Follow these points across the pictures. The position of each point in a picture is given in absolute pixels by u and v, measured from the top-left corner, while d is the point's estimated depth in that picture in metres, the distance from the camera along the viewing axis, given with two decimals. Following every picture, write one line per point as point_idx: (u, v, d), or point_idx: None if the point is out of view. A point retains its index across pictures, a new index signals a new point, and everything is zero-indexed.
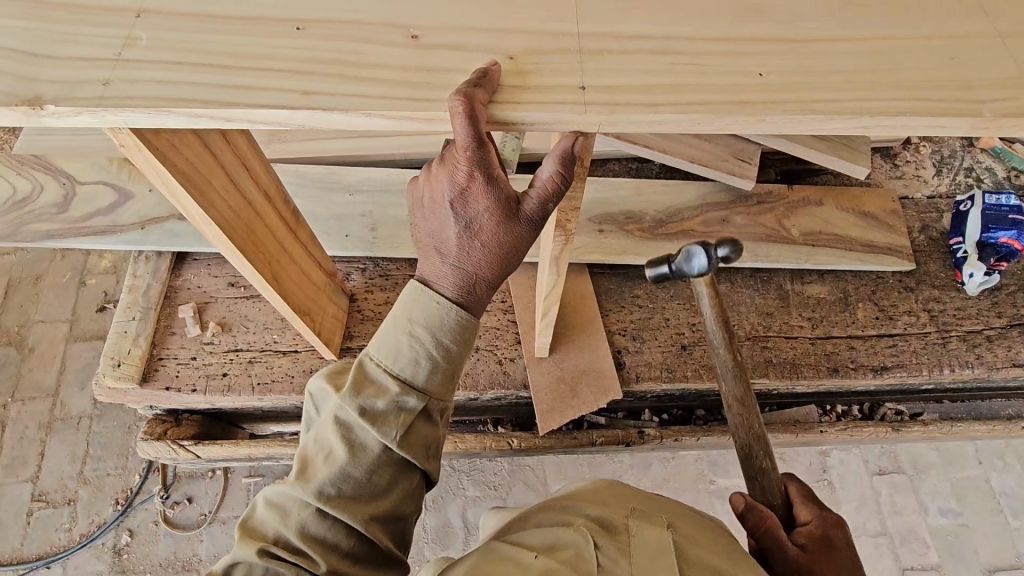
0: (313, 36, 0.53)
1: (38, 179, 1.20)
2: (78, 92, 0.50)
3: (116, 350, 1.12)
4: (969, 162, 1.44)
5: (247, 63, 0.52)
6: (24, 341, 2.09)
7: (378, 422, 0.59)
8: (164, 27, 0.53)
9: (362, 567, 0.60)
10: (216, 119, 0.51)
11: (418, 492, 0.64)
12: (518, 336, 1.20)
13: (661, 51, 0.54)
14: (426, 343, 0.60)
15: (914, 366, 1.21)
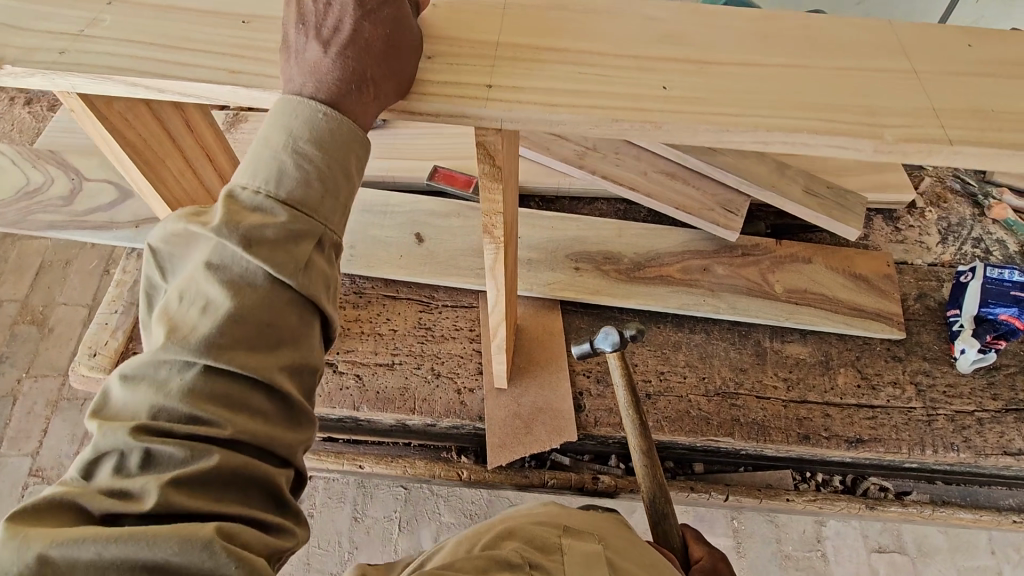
0: (256, 30, 0.60)
1: (52, 174, 1.30)
2: (36, 56, 0.59)
3: (94, 340, 1.18)
4: (978, 232, 1.38)
5: (187, 45, 0.58)
6: (45, 321, 2.20)
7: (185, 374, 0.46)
8: (129, 15, 0.60)
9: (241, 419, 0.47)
10: (151, 88, 0.58)
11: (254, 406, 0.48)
12: (480, 366, 1.20)
13: (567, 73, 0.56)
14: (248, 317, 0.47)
15: (893, 442, 1.14)
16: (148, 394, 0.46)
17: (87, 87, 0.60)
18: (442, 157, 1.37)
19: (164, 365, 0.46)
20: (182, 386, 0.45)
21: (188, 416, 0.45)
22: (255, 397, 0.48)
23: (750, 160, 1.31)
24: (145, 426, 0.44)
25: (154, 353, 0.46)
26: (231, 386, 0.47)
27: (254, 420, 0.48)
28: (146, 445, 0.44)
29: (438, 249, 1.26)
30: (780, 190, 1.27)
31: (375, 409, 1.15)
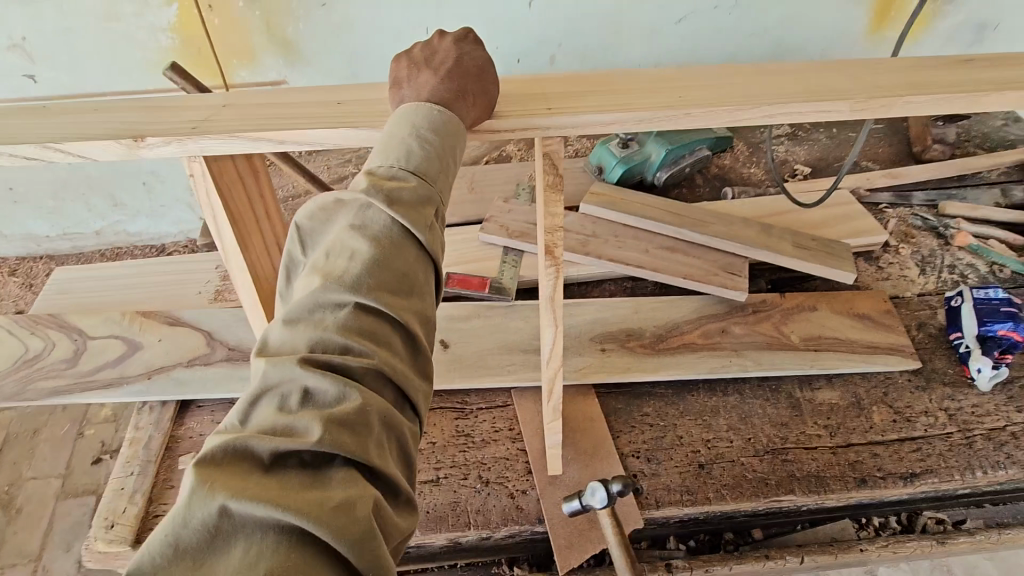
0: (353, 106, 0.71)
1: (52, 337, 1.25)
2: (170, 131, 0.68)
3: (111, 509, 1.08)
4: (950, 260, 1.51)
5: (300, 116, 0.69)
6: (11, 502, 1.83)
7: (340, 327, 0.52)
8: (242, 106, 0.71)
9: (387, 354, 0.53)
10: (272, 141, 0.69)
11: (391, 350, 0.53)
12: (528, 465, 1.16)
13: (612, 104, 0.73)
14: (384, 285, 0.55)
15: (945, 471, 1.15)
16: (310, 332, 0.52)
17: (206, 150, 0.69)
18: (452, 263, 1.42)
19: (322, 307, 0.53)
20: (340, 321, 0.52)
21: (348, 349, 0.50)
22: (398, 340, 0.54)
23: (737, 227, 1.42)
24: (312, 359, 0.49)
25: (313, 298, 0.53)
26: (377, 327, 0.53)
27: (393, 358, 0.53)
28: (309, 380, 0.48)
29: (466, 352, 1.27)
30: (771, 246, 1.38)
31: (427, 533, 1.08)
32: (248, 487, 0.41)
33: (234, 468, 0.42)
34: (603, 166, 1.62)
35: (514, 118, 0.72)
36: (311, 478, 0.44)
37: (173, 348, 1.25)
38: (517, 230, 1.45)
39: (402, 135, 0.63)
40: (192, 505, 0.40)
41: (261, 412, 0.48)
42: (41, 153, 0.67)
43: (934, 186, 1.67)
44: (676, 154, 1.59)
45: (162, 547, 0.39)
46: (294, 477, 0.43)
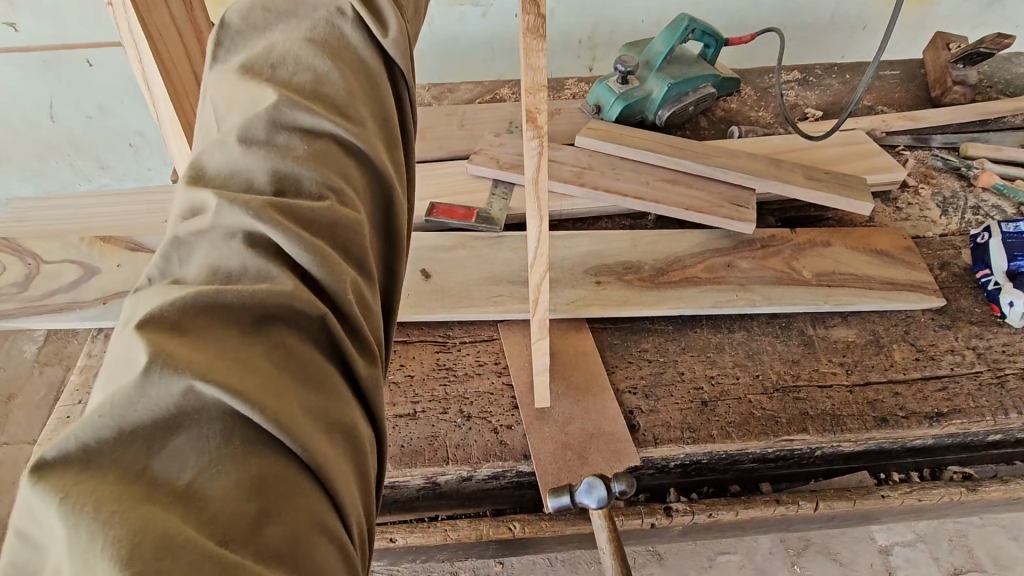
0: None
1: (3, 261, 1.16)
2: None
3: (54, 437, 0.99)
4: (974, 201, 1.40)
5: None
6: None
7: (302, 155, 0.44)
8: None
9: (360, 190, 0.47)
10: None
11: (360, 186, 0.47)
12: (514, 400, 1.06)
13: None
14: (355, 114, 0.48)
15: (974, 411, 1.04)
16: (267, 172, 0.43)
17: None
18: (437, 195, 1.32)
19: (283, 132, 0.44)
20: (302, 156, 0.44)
21: (313, 193, 0.43)
22: (366, 187, 0.47)
23: (744, 159, 1.31)
24: (274, 203, 0.41)
25: (269, 119, 0.45)
26: (346, 170, 0.46)
27: (363, 195, 0.47)
28: (271, 227, 0.40)
29: (448, 282, 1.17)
30: (782, 176, 1.27)
31: (400, 468, 0.97)
32: (210, 362, 0.35)
33: (190, 337, 0.36)
34: (601, 104, 1.52)
35: None
36: (281, 352, 0.38)
37: (132, 274, 1.16)
38: (507, 162, 1.35)
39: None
40: (144, 384, 0.33)
41: (210, 260, 0.40)
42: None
43: (956, 130, 1.56)
44: (679, 90, 1.49)
45: (101, 423, 0.32)
46: (261, 349, 0.38)
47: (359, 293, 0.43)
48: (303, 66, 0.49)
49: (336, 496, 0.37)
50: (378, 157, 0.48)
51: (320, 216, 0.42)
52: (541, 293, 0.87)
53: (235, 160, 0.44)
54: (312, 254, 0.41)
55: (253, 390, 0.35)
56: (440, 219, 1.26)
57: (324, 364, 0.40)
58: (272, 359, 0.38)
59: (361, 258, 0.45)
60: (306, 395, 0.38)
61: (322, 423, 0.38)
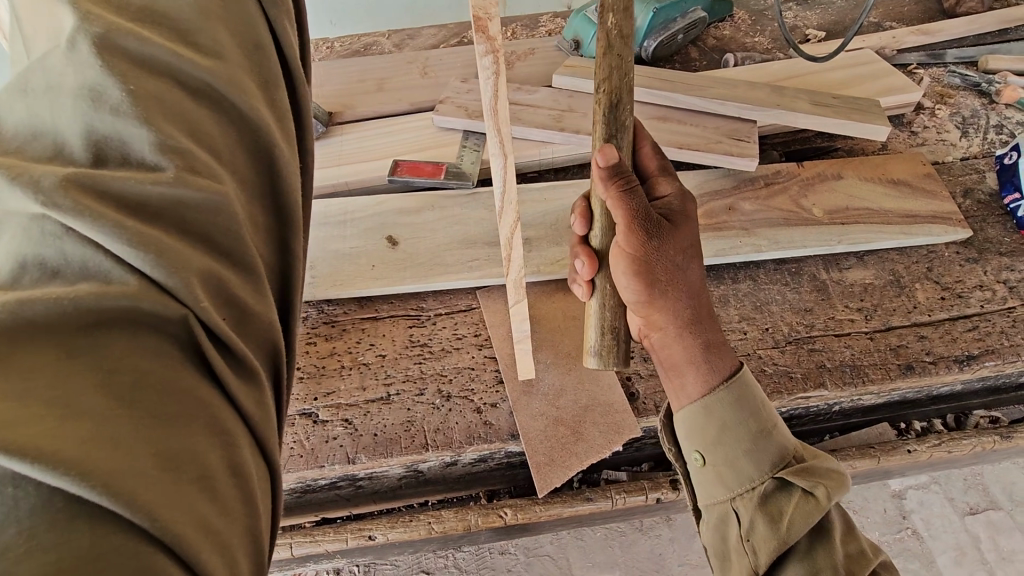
0: None
1: None
2: None
3: None
4: (996, 119, 1.27)
5: None
6: None
7: (130, 111, 0.35)
8: None
9: (221, 151, 0.39)
10: None
11: (220, 148, 0.39)
12: (498, 375, 0.95)
13: None
14: (211, 61, 0.41)
15: (1009, 351, 0.94)
16: (84, 126, 0.35)
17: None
18: (400, 153, 1.18)
19: (101, 79, 0.35)
20: (125, 104, 0.35)
21: (144, 159, 0.35)
22: (231, 146, 0.40)
23: (743, 88, 1.17)
24: (80, 178, 0.33)
25: (82, 66, 0.36)
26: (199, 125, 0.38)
27: (226, 161, 0.39)
28: (88, 204, 0.32)
29: (417, 250, 1.04)
30: (785, 104, 1.13)
31: (374, 460, 0.88)
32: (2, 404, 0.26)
33: None
34: (580, 39, 1.36)
35: None
36: (116, 373, 0.30)
37: None
38: (478, 110, 1.20)
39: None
40: None
41: (13, 252, 0.32)
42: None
43: (973, 42, 1.41)
44: (666, 17, 1.32)
45: None
46: (85, 375, 0.29)
47: (222, 290, 0.36)
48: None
49: (202, 565, 0.28)
50: (244, 111, 0.41)
51: (156, 193, 0.34)
52: (513, 250, 0.76)
53: (42, 114, 0.36)
54: (144, 246, 0.33)
55: (68, 433, 0.27)
56: (405, 176, 1.13)
57: (183, 385, 0.32)
58: (99, 387, 0.29)
59: (228, 246, 0.37)
60: (159, 435, 0.29)
61: (181, 469, 0.29)
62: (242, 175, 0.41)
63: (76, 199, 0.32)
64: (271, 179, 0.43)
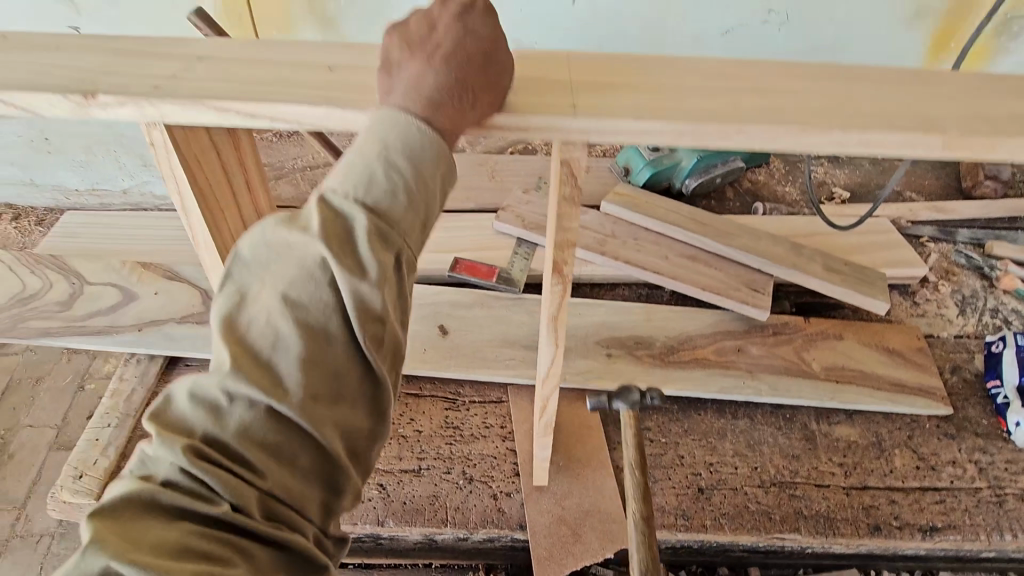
0: (343, 76, 0.61)
1: (52, 278, 1.25)
2: (147, 70, 0.61)
3: (82, 459, 1.07)
4: (993, 303, 1.40)
5: (270, 85, 0.59)
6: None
7: (248, 425, 0.43)
8: (214, 65, 0.61)
9: (302, 461, 0.45)
10: (244, 114, 0.59)
11: (300, 461, 0.45)
12: (516, 467, 1.09)
13: (648, 95, 0.59)
14: (320, 374, 0.45)
15: (968, 529, 1.06)
16: (212, 391, 0.43)
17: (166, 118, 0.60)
18: (459, 249, 1.36)
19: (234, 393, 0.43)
20: (242, 422, 0.43)
21: (239, 461, 0.42)
22: (310, 455, 0.45)
23: (766, 243, 1.33)
24: (195, 461, 0.41)
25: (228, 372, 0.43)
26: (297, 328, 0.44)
27: (302, 469, 0.45)
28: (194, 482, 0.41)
29: (463, 342, 1.20)
30: (801, 266, 1.29)
31: (399, 526, 1.02)
32: (132, 538, 0.38)
33: (126, 521, 0.39)
34: (629, 167, 1.55)
35: (530, 110, 0.57)
36: (211, 533, 0.40)
37: (166, 304, 1.22)
38: (533, 223, 1.38)
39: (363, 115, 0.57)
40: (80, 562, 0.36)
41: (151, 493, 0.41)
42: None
43: (983, 224, 1.56)
44: (708, 163, 1.50)
45: None
46: (190, 529, 0.40)
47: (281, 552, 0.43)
48: (290, 292, 0.45)
49: None
50: (333, 427, 0.45)
51: (238, 493, 0.42)
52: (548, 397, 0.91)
53: (194, 393, 0.44)
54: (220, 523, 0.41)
55: (171, 559, 0.38)
56: (462, 274, 1.31)
57: (255, 553, 0.42)
58: (197, 533, 0.40)
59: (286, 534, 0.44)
60: None
61: None
62: (318, 472, 0.46)
63: (192, 475, 0.40)
64: (344, 474, 0.47)
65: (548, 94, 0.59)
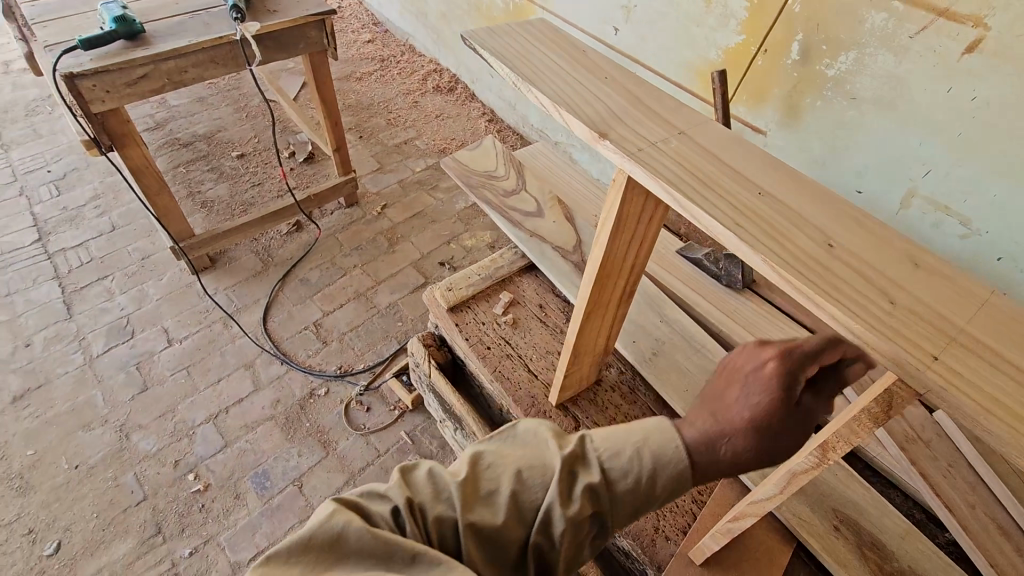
0: (766, 203, 0.77)
1: (510, 176, 1.83)
2: (648, 128, 0.86)
3: (455, 281, 1.56)
4: None
5: (711, 189, 0.76)
6: (419, 265, 3.11)
7: (460, 491, 0.76)
8: (689, 146, 0.83)
9: (488, 546, 0.77)
10: (677, 202, 0.76)
11: (482, 542, 0.76)
12: (687, 528, 1.21)
13: (999, 389, 0.59)
14: (536, 501, 0.78)
15: None
16: (455, 472, 0.80)
17: (630, 173, 0.81)
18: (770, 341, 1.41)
19: (462, 480, 0.78)
20: (456, 493, 0.76)
21: (440, 522, 0.75)
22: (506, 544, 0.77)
23: None
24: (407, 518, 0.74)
25: (466, 470, 0.79)
26: (509, 496, 0.77)
27: (475, 550, 0.76)
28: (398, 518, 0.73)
29: None
30: None
31: None
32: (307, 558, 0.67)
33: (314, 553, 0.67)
34: None
35: (882, 331, 0.63)
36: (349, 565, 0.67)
37: (554, 231, 1.66)
38: (857, 375, 1.29)
39: (764, 249, 0.69)
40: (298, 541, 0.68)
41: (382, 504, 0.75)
42: (521, 92, 0.91)
43: None
44: None
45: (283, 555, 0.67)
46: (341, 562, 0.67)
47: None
48: (529, 463, 0.80)
49: None
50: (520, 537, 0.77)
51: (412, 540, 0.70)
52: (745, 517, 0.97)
53: (445, 471, 0.80)
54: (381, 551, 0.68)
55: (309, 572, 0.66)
56: None
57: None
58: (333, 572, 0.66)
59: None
60: None
61: None
62: (494, 563, 0.78)
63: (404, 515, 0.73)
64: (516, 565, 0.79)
65: (914, 330, 0.64)
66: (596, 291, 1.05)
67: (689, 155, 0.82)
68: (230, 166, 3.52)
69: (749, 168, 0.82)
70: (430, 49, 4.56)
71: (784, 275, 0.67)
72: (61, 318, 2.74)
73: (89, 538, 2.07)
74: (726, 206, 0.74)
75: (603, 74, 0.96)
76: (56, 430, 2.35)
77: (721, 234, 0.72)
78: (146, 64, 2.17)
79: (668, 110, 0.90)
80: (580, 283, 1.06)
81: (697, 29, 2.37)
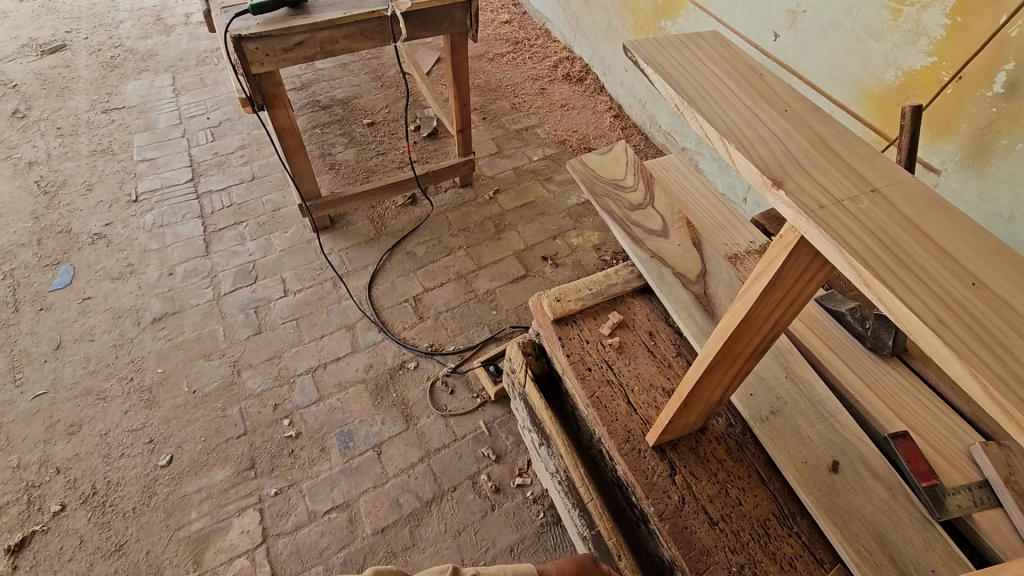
0: (984, 298, 0.62)
1: (638, 188, 1.73)
2: (835, 181, 0.73)
3: (565, 292, 1.50)
4: None
5: (911, 270, 0.63)
6: (523, 255, 3.09)
7: None
8: (886, 210, 0.70)
9: None
10: (861, 278, 0.64)
11: None
12: None
13: None
14: None
15: None
16: None
17: (803, 232, 0.69)
18: (913, 424, 1.22)
19: None
20: None
21: None
22: None
23: None
24: None
25: None
26: None
27: None
28: None
29: (844, 494, 1.13)
30: None
31: (668, 534, 1.12)
32: None
33: None
34: None
35: None
36: None
37: (677, 256, 1.54)
38: None
39: (974, 360, 0.56)
40: None
41: None
42: (685, 119, 0.81)
43: None
44: None
45: None
46: None
47: None
48: None
49: None
50: None
51: None
52: None
53: None
54: None
55: None
56: (895, 453, 1.17)
57: None
58: None
59: None
60: None
61: None
62: None
63: None
64: None
65: None
66: (729, 343, 0.94)
67: (886, 222, 0.68)
68: (360, 132, 3.69)
69: (962, 248, 0.67)
70: (566, 35, 4.46)
71: (999, 399, 0.54)
72: (200, 254, 3.03)
73: (196, 458, 2.30)
74: (926, 294, 0.61)
75: (782, 105, 0.84)
76: (183, 354, 2.61)
77: (916, 328, 0.59)
78: (304, 31, 2.28)
79: (861, 160, 0.77)
80: (713, 332, 0.96)
81: (877, 45, 2.09)
